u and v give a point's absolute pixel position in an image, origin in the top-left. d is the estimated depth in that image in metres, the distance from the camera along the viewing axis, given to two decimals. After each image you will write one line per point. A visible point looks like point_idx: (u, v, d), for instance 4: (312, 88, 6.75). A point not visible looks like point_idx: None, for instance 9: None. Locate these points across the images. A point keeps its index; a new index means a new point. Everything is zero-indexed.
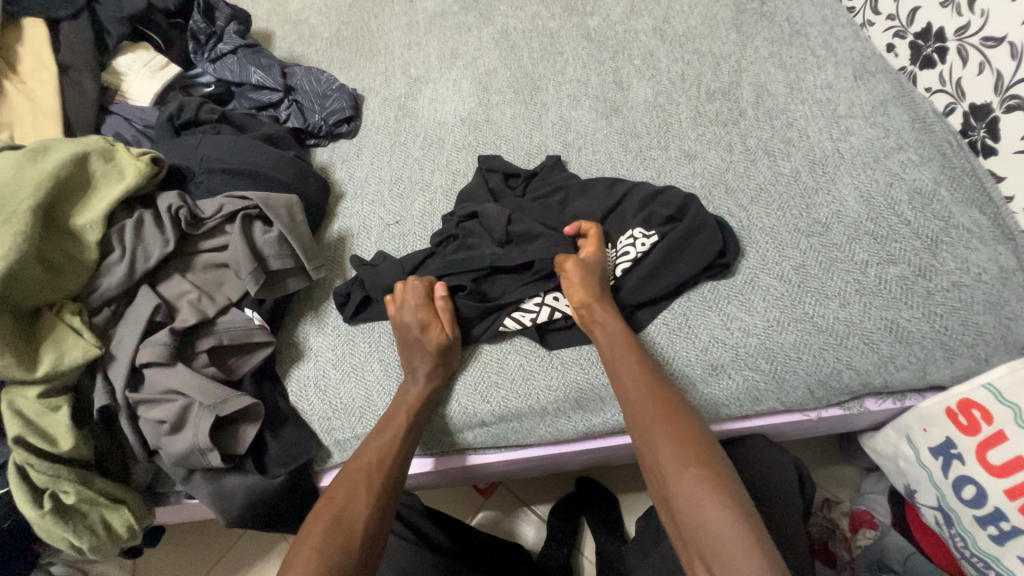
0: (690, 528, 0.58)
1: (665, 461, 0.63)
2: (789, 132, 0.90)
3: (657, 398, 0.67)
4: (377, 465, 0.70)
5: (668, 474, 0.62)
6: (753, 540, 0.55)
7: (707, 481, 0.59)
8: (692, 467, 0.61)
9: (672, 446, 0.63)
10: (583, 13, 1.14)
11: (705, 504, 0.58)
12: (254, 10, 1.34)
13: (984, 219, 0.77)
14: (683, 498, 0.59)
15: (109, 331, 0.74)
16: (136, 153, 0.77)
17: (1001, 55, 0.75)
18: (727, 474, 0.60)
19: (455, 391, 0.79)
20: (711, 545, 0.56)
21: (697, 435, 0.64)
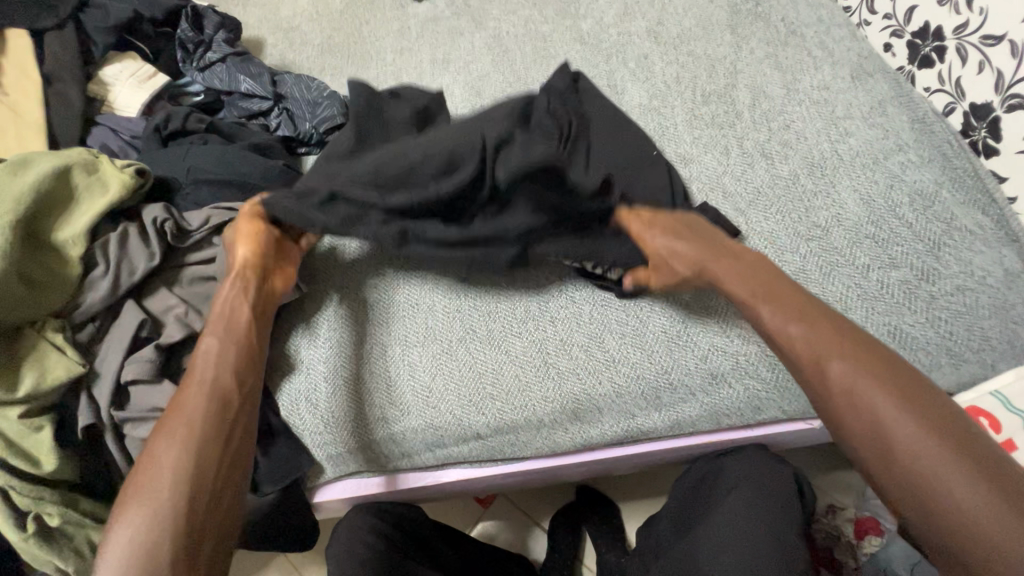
0: (885, 462, 0.53)
1: (823, 383, 0.58)
2: (786, 135, 0.89)
3: (796, 313, 0.62)
4: (175, 435, 0.58)
5: (843, 406, 0.56)
6: (959, 466, 0.50)
7: (893, 406, 0.54)
8: (875, 394, 0.55)
9: (848, 370, 0.57)
10: (575, 16, 1.13)
11: (886, 417, 0.54)
12: (244, 17, 1.33)
13: (986, 220, 0.75)
14: (866, 426, 0.54)
15: (93, 348, 0.72)
16: (120, 166, 0.75)
17: (1002, 54, 0.73)
18: (915, 396, 0.55)
19: (430, 403, 0.77)
20: (897, 460, 0.52)
21: (853, 345, 0.59)
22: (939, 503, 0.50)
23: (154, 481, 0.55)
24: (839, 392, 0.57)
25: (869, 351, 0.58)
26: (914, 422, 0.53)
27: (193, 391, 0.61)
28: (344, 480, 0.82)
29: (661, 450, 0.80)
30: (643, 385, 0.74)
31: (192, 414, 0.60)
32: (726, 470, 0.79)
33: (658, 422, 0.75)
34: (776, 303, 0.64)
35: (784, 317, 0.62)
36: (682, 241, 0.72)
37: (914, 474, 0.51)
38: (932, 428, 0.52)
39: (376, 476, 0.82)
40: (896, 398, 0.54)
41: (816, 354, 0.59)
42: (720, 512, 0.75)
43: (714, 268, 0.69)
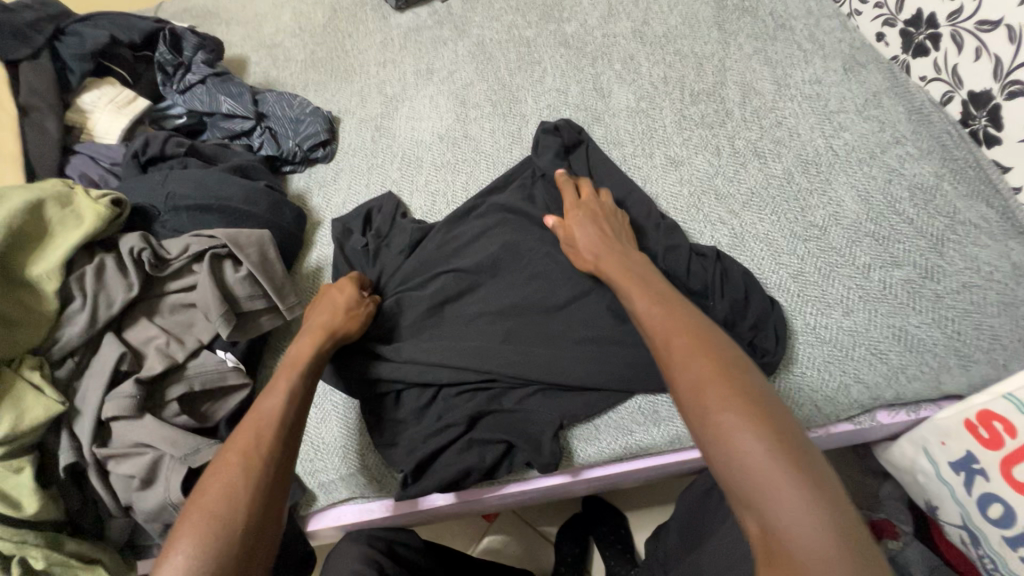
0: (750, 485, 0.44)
1: (697, 401, 0.49)
2: (779, 132, 0.86)
3: (684, 333, 0.54)
4: (263, 431, 0.58)
5: (703, 418, 0.48)
6: (800, 481, 0.42)
7: (752, 423, 0.45)
8: (724, 409, 0.47)
9: (696, 376, 0.49)
10: (560, 19, 1.10)
11: (735, 430, 0.45)
12: (226, 36, 1.32)
13: (991, 213, 0.72)
14: (720, 440, 0.46)
15: (73, 384, 0.70)
16: (96, 196, 0.74)
17: (998, 39, 0.70)
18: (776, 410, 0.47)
19: (417, 434, 0.73)
20: (749, 488, 0.43)
21: (734, 377, 0.49)
22: (748, 494, 0.43)
23: (231, 469, 0.54)
24: (695, 408, 0.49)
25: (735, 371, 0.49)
26: (773, 455, 0.43)
27: (282, 393, 0.62)
28: (339, 506, 0.80)
29: (665, 465, 0.77)
30: (640, 399, 0.73)
31: (277, 419, 0.59)
32: None
33: (658, 437, 0.71)
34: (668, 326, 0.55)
35: (683, 335, 0.53)
36: (579, 227, 0.73)
37: (765, 518, 0.42)
38: (789, 454, 0.44)
39: (371, 501, 0.79)
40: (762, 426, 0.45)
41: (697, 379, 0.49)
42: (728, 527, 0.71)
43: (602, 267, 0.68)
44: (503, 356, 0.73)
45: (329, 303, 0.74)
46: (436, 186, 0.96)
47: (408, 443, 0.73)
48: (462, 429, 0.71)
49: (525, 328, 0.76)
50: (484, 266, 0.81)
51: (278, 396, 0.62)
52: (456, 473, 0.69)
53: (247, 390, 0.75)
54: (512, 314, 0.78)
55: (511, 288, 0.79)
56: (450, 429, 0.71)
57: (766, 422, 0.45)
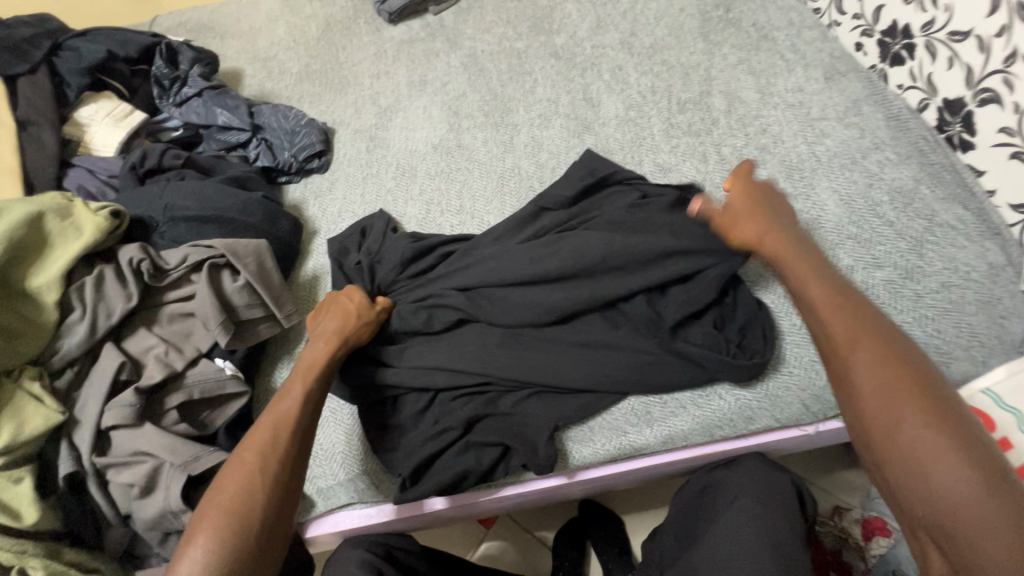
0: (919, 499, 0.49)
1: (892, 439, 0.51)
2: (763, 139, 0.89)
3: (883, 345, 0.55)
4: (276, 436, 0.60)
5: (876, 417, 0.52)
6: (995, 495, 0.46)
7: (940, 435, 0.49)
8: (919, 423, 0.50)
9: (881, 380, 0.53)
10: (550, 31, 1.13)
11: (916, 441, 0.50)
12: (221, 49, 1.34)
13: (967, 215, 0.75)
14: (898, 450, 0.50)
15: (72, 394, 0.71)
16: (95, 208, 0.75)
17: (969, 49, 0.73)
18: (960, 418, 0.50)
19: (415, 438, 0.74)
20: (946, 523, 0.47)
21: (942, 405, 0.51)
22: (945, 518, 0.47)
23: (244, 469, 0.58)
24: (879, 408, 0.52)
25: (925, 381, 0.52)
26: (988, 494, 0.46)
27: (297, 397, 0.64)
28: (337, 512, 0.81)
29: (658, 466, 0.78)
30: (633, 400, 0.75)
31: (291, 424, 0.61)
32: (725, 481, 0.77)
33: (650, 438, 0.73)
34: (828, 312, 0.59)
35: (872, 348, 0.55)
36: (743, 202, 0.73)
37: (964, 552, 0.46)
38: (983, 471, 0.47)
39: (370, 506, 0.80)
40: (965, 454, 0.48)
41: (884, 394, 0.52)
42: (722, 525, 0.72)
43: (767, 243, 0.68)
44: (498, 361, 0.75)
45: (340, 308, 0.75)
46: (430, 196, 0.98)
47: (406, 448, 0.74)
48: (458, 432, 0.72)
49: (520, 334, 0.78)
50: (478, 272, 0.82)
51: (294, 400, 0.64)
52: (453, 476, 0.70)
53: (245, 397, 0.76)
54: (503, 323, 0.78)
55: (501, 296, 0.79)
56: (447, 433, 0.72)
57: (990, 467, 0.47)
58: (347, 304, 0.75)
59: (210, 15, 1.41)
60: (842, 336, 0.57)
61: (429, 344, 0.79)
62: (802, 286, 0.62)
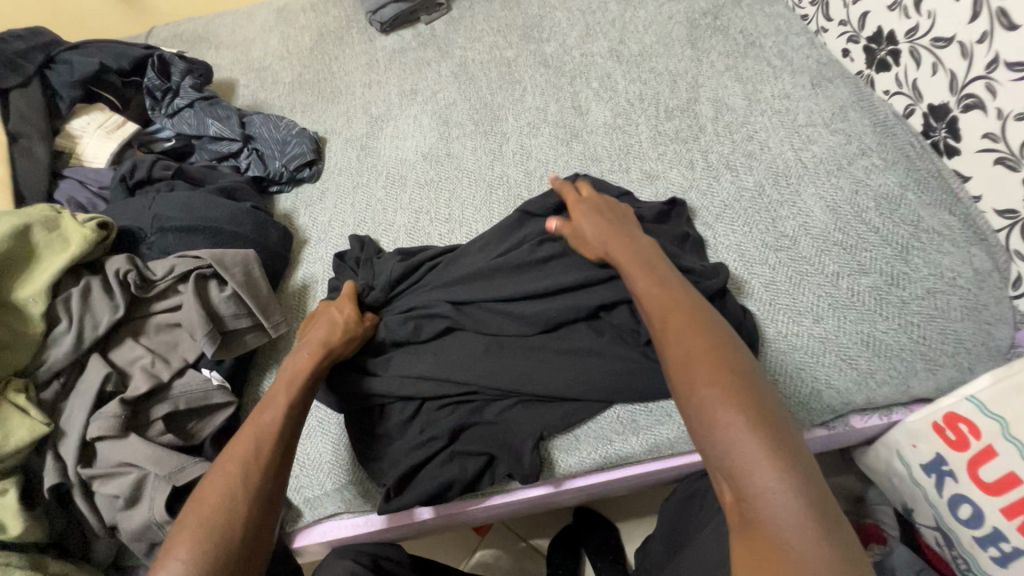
0: (716, 459, 0.45)
1: (689, 395, 0.49)
2: (750, 145, 0.89)
3: (680, 314, 0.55)
4: (260, 445, 0.61)
5: (680, 383, 0.50)
6: (771, 448, 0.44)
7: (727, 393, 0.47)
8: (708, 384, 0.48)
9: (682, 348, 0.52)
10: (539, 40, 1.14)
11: (708, 398, 0.47)
12: (215, 60, 1.35)
13: (953, 221, 0.75)
14: (697, 412, 0.48)
15: (58, 406, 0.71)
16: (83, 220, 0.75)
17: (952, 55, 0.73)
18: (742, 375, 0.49)
19: (400, 447, 0.74)
20: (732, 470, 0.44)
21: (731, 363, 0.50)
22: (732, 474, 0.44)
23: (226, 480, 0.58)
24: (681, 375, 0.50)
25: (722, 345, 0.51)
26: (756, 440, 0.44)
27: (279, 409, 0.65)
28: (325, 522, 0.81)
29: (646, 474, 0.78)
30: (619, 408, 0.75)
31: (274, 434, 0.63)
32: (713, 488, 0.77)
33: (636, 446, 0.73)
34: (654, 294, 0.59)
35: (677, 318, 0.55)
36: (584, 220, 0.75)
37: (751, 506, 0.42)
38: (758, 423, 0.45)
39: (357, 516, 0.80)
40: (738, 402, 0.46)
41: (684, 356, 0.51)
42: (709, 534, 0.72)
43: (609, 245, 0.70)
44: (484, 368, 0.75)
45: (327, 320, 0.76)
46: (420, 204, 0.98)
47: (392, 458, 0.74)
48: (444, 441, 0.72)
49: (507, 341, 0.77)
50: (466, 281, 0.82)
51: (277, 410, 0.65)
52: (438, 485, 0.70)
53: (233, 407, 0.76)
54: (489, 331, 0.78)
55: (488, 305, 0.80)
56: (433, 442, 0.72)
57: (762, 417, 0.46)
58: (333, 314, 0.76)
59: (204, 26, 1.43)
60: (659, 313, 0.57)
61: (414, 352, 0.79)
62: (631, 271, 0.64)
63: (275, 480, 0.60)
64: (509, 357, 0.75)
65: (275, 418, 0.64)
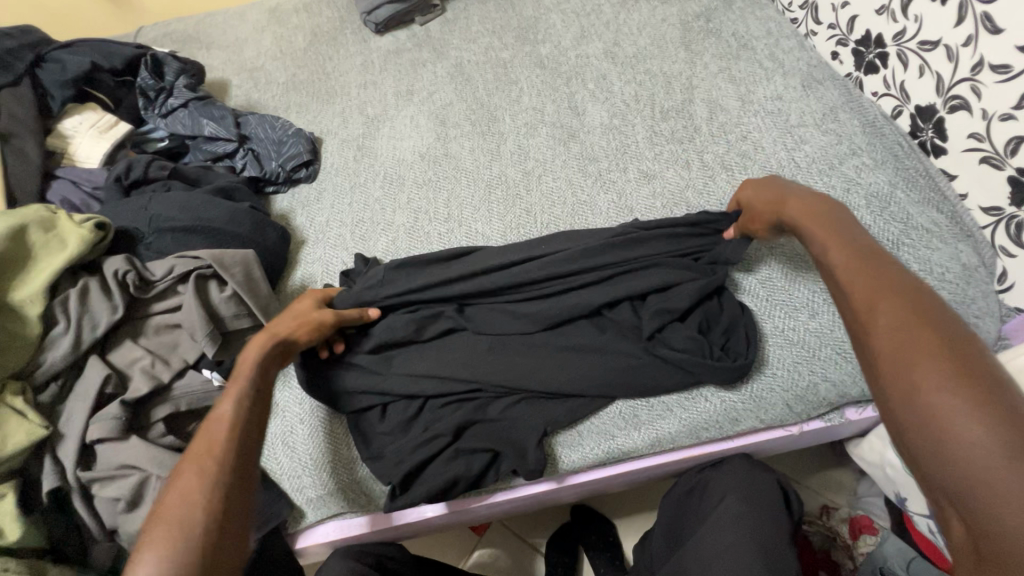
0: (935, 464, 0.39)
1: (908, 391, 0.42)
2: (745, 145, 0.91)
3: (901, 297, 0.47)
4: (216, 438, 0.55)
5: (887, 368, 0.44)
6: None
7: (965, 388, 0.39)
8: (935, 375, 0.41)
9: (892, 329, 0.45)
10: (535, 41, 1.15)
11: (934, 393, 0.40)
12: (207, 60, 1.34)
13: (941, 218, 0.77)
14: (913, 403, 0.41)
15: (56, 408, 0.70)
16: (79, 220, 0.74)
17: (939, 57, 0.75)
18: (989, 373, 0.40)
19: (404, 444, 0.74)
20: (974, 492, 0.37)
21: (973, 359, 0.41)
22: (962, 485, 0.37)
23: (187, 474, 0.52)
24: (890, 361, 0.44)
25: (955, 334, 0.43)
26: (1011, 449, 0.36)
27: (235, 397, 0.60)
28: (326, 522, 0.81)
29: (647, 469, 0.79)
30: (621, 404, 0.75)
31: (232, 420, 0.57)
32: (712, 481, 0.78)
33: (639, 441, 0.74)
34: (852, 269, 0.52)
35: (886, 296, 0.47)
36: (764, 194, 0.72)
37: (986, 525, 0.36)
38: (1014, 431, 0.37)
39: (360, 515, 0.80)
40: (987, 410, 0.38)
41: (908, 344, 0.43)
42: (709, 526, 0.73)
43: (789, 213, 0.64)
44: (490, 366, 0.75)
45: (292, 315, 0.73)
46: (418, 204, 0.98)
47: (395, 455, 0.73)
48: (448, 438, 0.72)
49: (510, 339, 0.78)
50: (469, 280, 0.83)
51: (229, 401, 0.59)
52: (443, 483, 0.70)
53: None
54: (492, 331, 0.79)
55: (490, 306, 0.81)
56: (437, 440, 0.72)
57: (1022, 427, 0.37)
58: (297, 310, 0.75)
59: (195, 26, 1.41)
60: (863, 290, 0.49)
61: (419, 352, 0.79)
62: (824, 248, 0.57)
63: (241, 463, 0.54)
64: (513, 354, 0.76)
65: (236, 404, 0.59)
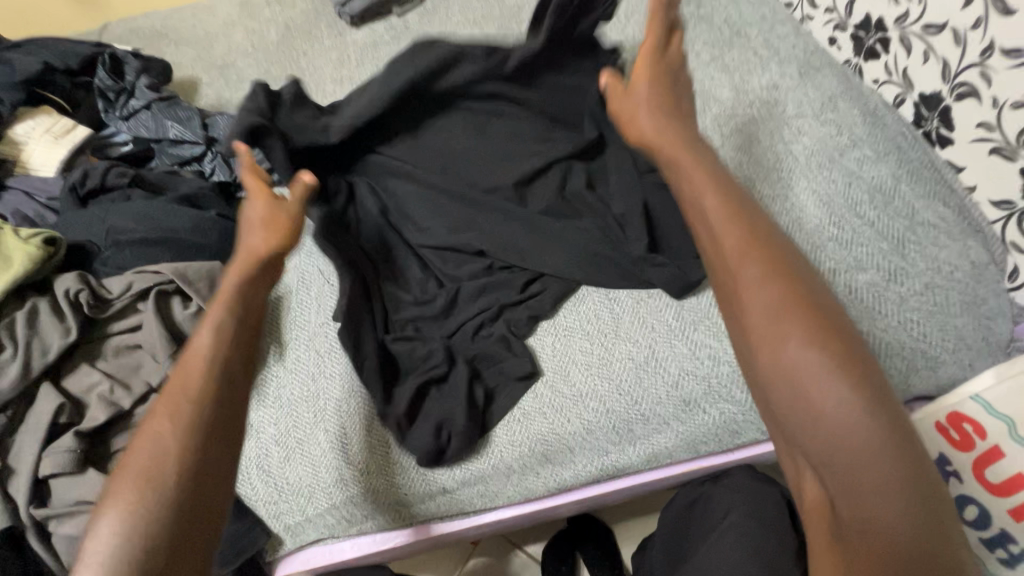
0: (801, 428, 0.41)
1: (777, 369, 0.42)
2: (740, 138, 0.86)
3: (760, 251, 0.47)
4: (185, 386, 0.49)
5: (760, 337, 0.44)
6: (877, 421, 0.39)
7: (828, 358, 0.41)
8: (803, 345, 0.42)
9: (769, 297, 0.44)
10: (518, 31, 1.09)
11: (796, 357, 0.42)
12: (174, 57, 1.27)
13: (949, 213, 0.73)
14: (780, 371, 0.42)
15: (6, 441, 0.65)
16: (26, 235, 0.69)
17: (944, 42, 0.71)
18: (846, 339, 0.42)
19: (375, 460, 0.72)
20: (830, 457, 0.39)
21: (834, 331, 0.42)
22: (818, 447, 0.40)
23: (153, 432, 0.47)
24: (766, 334, 0.43)
25: (818, 304, 0.44)
26: (866, 414, 0.39)
27: (209, 330, 0.53)
28: (309, 548, 0.76)
29: (645, 483, 0.74)
30: (613, 419, 0.70)
31: (203, 359, 0.51)
32: (713, 497, 0.75)
33: (633, 457, 0.70)
34: (725, 213, 0.49)
35: (753, 261, 0.46)
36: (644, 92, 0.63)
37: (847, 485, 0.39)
38: (864, 392, 0.40)
39: (341, 541, 0.75)
40: (853, 383, 0.40)
41: (773, 312, 0.44)
42: (711, 544, 0.69)
43: (661, 141, 0.58)
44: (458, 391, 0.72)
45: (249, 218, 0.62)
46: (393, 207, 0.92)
47: (381, 476, 0.72)
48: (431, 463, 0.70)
49: (491, 354, 0.74)
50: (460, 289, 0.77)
51: (205, 332, 0.53)
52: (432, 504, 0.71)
53: None
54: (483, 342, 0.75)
55: (472, 316, 0.75)
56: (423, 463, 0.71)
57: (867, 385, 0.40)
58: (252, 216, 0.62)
59: (162, 21, 1.34)
60: (734, 251, 0.48)
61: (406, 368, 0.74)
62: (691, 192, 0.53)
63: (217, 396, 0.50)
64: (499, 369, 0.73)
65: (207, 336, 0.52)
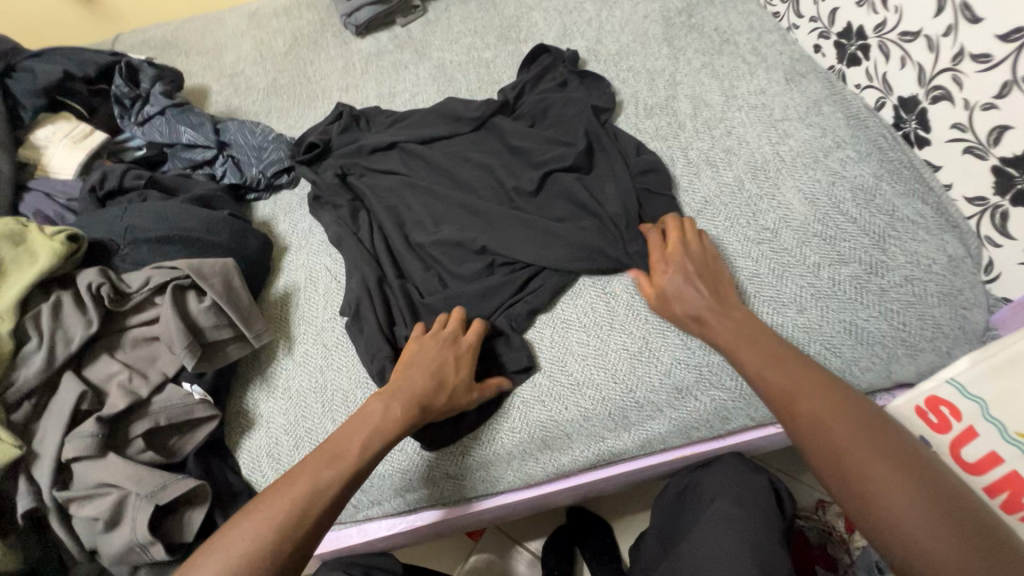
0: (895, 547, 0.48)
1: (861, 493, 0.51)
2: (729, 141, 0.90)
3: (810, 382, 0.58)
4: (303, 511, 0.55)
5: (833, 466, 0.53)
6: (962, 537, 0.46)
7: (899, 477, 0.50)
8: (875, 467, 0.51)
9: (834, 431, 0.54)
10: (517, 40, 1.14)
11: (878, 486, 0.50)
12: (185, 66, 1.32)
13: (927, 209, 0.77)
14: (865, 498, 0.50)
15: (30, 427, 0.68)
16: (51, 233, 0.73)
17: (919, 48, 0.75)
18: (904, 455, 0.52)
19: (391, 450, 0.74)
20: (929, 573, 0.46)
21: (894, 452, 0.52)
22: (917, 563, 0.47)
23: (262, 533, 0.54)
24: (833, 463, 0.53)
25: (870, 426, 0.54)
26: (945, 527, 0.47)
27: (340, 474, 0.59)
28: (317, 533, 0.79)
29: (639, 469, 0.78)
30: (609, 407, 0.73)
31: (325, 498, 0.57)
32: (703, 482, 0.78)
33: (628, 442, 0.73)
34: (769, 361, 0.61)
35: (805, 400, 0.57)
36: (677, 276, 0.71)
37: None
38: (935, 505, 0.48)
39: (349, 527, 0.78)
40: (922, 500, 0.48)
41: (840, 443, 0.53)
42: (702, 528, 0.72)
43: (706, 314, 0.68)
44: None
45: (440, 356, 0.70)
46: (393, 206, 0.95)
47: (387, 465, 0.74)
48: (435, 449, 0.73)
49: (491, 343, 0.77)
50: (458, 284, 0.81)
51: (336, 473, 0.59)
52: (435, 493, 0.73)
53: (215, 422, 0.74)
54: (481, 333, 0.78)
55: (471, 308, 0.79)
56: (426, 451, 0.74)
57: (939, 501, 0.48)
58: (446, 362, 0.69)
59: (173, 32, 1.39)
60: (784, 391, 0.58)
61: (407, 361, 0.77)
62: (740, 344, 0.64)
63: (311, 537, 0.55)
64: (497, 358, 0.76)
65: (335, 478, 0.58)
